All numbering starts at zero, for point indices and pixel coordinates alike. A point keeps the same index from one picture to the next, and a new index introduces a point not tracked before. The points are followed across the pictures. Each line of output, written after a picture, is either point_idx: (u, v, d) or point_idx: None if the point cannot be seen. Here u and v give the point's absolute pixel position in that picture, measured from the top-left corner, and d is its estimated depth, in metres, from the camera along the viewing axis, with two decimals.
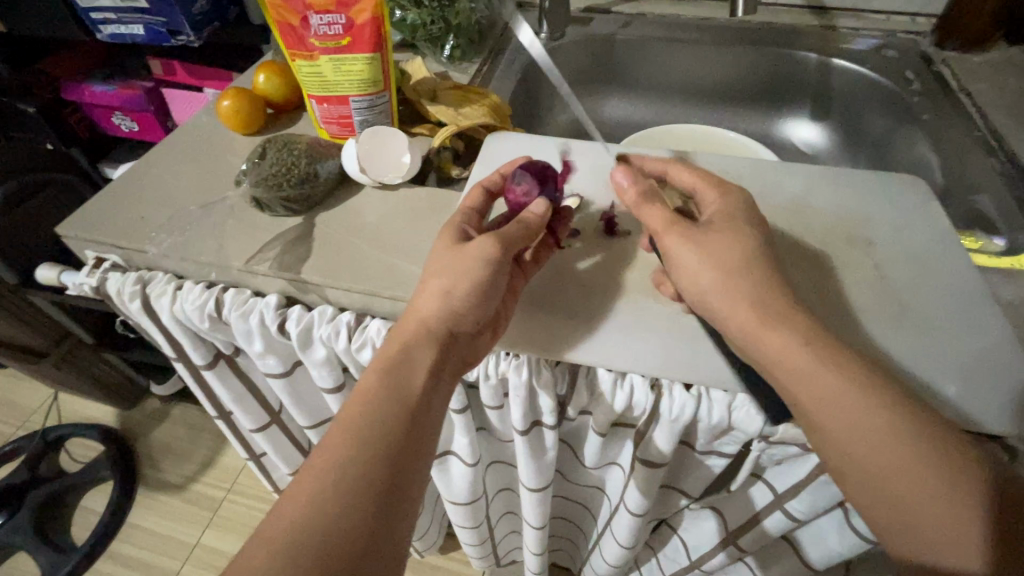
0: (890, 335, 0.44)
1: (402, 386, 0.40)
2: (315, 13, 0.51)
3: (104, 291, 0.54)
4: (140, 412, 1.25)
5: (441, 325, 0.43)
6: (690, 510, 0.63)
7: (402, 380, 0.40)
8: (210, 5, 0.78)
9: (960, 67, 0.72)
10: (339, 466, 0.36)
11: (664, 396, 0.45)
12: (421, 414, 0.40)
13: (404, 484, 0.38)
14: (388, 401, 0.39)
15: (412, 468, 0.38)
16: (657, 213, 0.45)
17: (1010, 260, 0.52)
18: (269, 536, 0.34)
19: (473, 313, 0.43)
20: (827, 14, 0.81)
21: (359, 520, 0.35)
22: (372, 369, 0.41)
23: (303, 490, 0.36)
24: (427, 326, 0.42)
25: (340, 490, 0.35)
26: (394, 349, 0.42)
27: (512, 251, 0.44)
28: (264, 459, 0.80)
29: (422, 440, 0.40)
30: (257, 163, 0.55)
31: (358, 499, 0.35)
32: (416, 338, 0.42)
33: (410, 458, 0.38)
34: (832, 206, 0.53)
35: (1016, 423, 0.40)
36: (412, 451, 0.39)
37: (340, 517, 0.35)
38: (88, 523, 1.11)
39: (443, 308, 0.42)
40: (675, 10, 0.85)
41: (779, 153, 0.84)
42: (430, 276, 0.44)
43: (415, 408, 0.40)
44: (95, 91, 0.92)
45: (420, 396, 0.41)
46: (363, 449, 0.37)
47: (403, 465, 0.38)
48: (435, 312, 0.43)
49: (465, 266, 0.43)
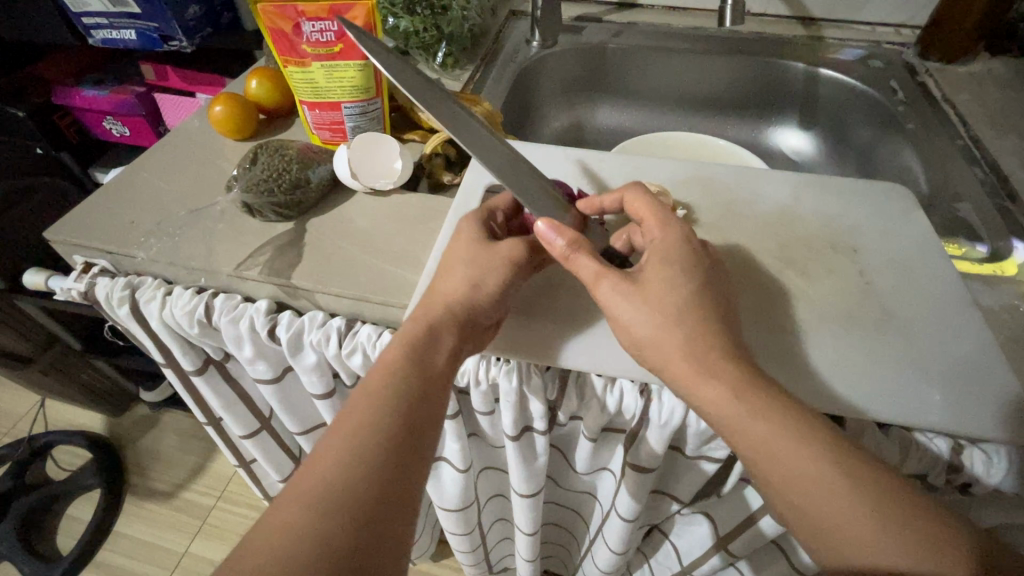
0: (873, 339, 0.45)
1: (417, 363, 0.40)
2: (307, 20, 0.51)
3: (92, 296, 0.54)
4: (128, 418, 1.24)
5: (459, 305, 0.43)
6: (681, 516, 0.63)
7: (417, 358, 0.40)
8: (203, 11, 0.78)
9: (943, 78, 0.74)
10: (360, 439, 0.35)
11: (654, 401, 0.45)
12: (441, 395, 0.40)
13: (418, 461, 0.36)
14: (400, 379, 0.39)
15: (430, 450, 0.37)
16: (590, 264, 0.41)
17: (992, 268, 0.53)
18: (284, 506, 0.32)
19: (490, 305, 0.44)
20: (813, 24, 0.83)
21: (380, 495, 0.34)
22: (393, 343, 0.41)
23: (319, 465, 0.34)
24: (444, 308, 0.42)
25: (360, 463, 0.34)
26: (410, 330, 0.42)
27: (517, 251, 0.45)
28: (255, 465, 0.79)
29: (439, 426, 0.39)
30: (248, 168, 0.55)
31: (379, 476, 0.34)
32: (434, 317, 0.42)
33: (427, 439, 0.37)
34: (819, 213, 0.54)
35: (997, 428, 0.41)
36: (431, 432, 0.38)
37: (362, 491, 0.33)
38: (74, 531, 1.09)
39: (463, 291, 0.43)
40: (666, 19, 0.86)
41: (769, 161, 0.85)
42: (450, 265, 0.45)
43: (436, 389, 0.40)
44: (86, 96, 0.91)
45: (440, 375, 0.40)
46: (383, 425, 0.36)
47: (423, 444, 0.37)
48: (452, 291, 0.43)
49: (491, 256, 0.44)
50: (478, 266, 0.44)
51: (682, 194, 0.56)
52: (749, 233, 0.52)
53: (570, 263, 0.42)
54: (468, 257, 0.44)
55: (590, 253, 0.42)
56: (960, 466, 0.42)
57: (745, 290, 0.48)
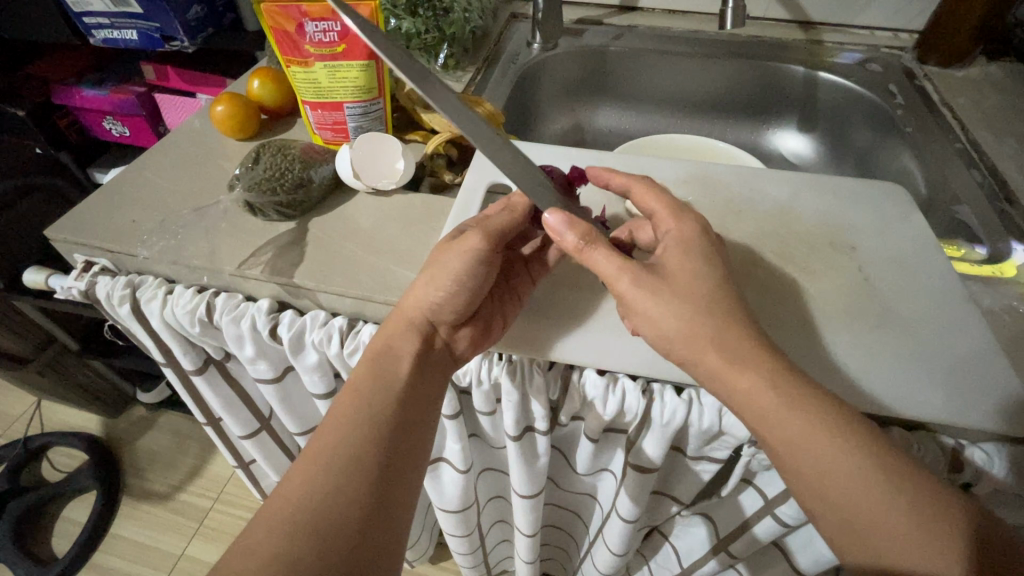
0: (875, 338, 0.45)
1: (389, 380, 0.42)
2: (311, 20, 0.51)
3: (93, 295, 0.54)
4: (125, 420, 1.23)
5: (424, 325, 0.44)
6: (681, 517, 0.63)
7: (388, 375, 0.42)
8: (205, 12, 0.78)
9: (941, 81, 0.74)
10: (335, 462, 0.37)
11: (656, 401, 0.45)
12: (416, 416, 0.41)
13: (395, 480, 0.38)
14: (376, 397, 0.41)
15: (406, 472, 0.39)
16: (610, 258, 0.42)
17: (991, 269, 0.53)
18: (262, 525, 0.34)
19: (454, 305, 0.44)
20: (812, 28, 0.83)
21: (357, 513, 0.35)
22: (360, 365, 0.42)
23: (297, 480, 0.36)
24: (414, 319, 0.44)
25: (336, 486, 0.36)
26: (381, 343, 0.43)
27: (483, 258, 0.44)
28: (253, 466, 0.79)
29: (417, 444, 0.41)
30: (250, 167, 0.55)
31: (354, 497, 0.36)
32: (400, 337, 0.44)
33: (403, 462, 0.39)
34: (819, 214, 0.54)
35: (997, 427, 0.41)
36: (406, 454, 0.40)
37: (338, 513, 0.35)
38: (70, 534, 1.09)
39: (428, 312, 0.44)
40: (665, 22, 0.87)
41: (769, 163, 0.85)
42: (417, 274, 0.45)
43: (409, 411, 0.41)
44: (87, 96, 0.91)
45: (412, 397, 0.42)
46: (357, 447, 0.38)
47: (399, 466, 0.39)
48: (417, 310, 0.44)
49: (449, 259, 0.44)
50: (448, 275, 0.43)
51: (683, 193, 0.56)
52: (750, 233, 0.53)
53: (584, 256, 0.42)
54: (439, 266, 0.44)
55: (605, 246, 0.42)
56: (961, 465, 0.42)
57: (747, 289, 0.48)
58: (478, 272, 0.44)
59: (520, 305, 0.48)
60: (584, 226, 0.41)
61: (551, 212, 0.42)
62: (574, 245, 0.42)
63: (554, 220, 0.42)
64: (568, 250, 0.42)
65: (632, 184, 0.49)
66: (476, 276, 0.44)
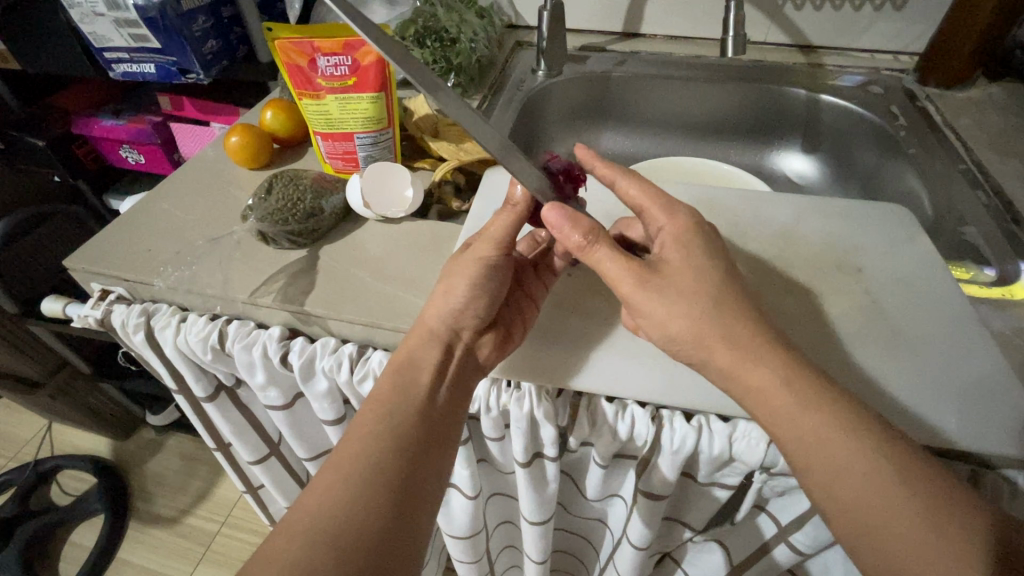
0: (885, 360, 0.45)
1: (409, 390, 0.42)
2: (323, 55, 0.54)
3: (108, 323, 0.55)
4: (134, 443, 1.24)
5: (446, 334, 0.45)
6: (694, 544, 0.62)
7: (409, 385, 0.43)
8: (220, 46, 0.81)
9: (942, 103, 0.75)
10: (358, 474, 0.37)
11: (665, 428, 0.45)
12: (439, 425, 0.42)
13: (422, 488, 0.39)
14: (400, 407, 0.41)
15: (426, 489, 0.39)
16: (614, 261, 0.43)
17: (1001, 291, 0.53)
18: (284, 534, 0.35)
19: (474, 311, 0.46)
20: (813, 52, 0.85)
21: (381, 519, 0.36)
22: (385, 375, 0.43)
23: (321, 486, 0.37)
24: (437, 328, 0.45)
25: (358, 493, 0.36)
26: (405, 354, 0.44)
27: (493, 266, 0.47)
28: (262, 491, 0.79)
29: (442, 451, 0.41)
30: (264, 198, 0.56)
31: (378, 504, 0.37)
32: (422, 347, 0.44)
33: (426, 478, 0.40)
34: (826, 237, 0.55)
35: (1014, 455, 0.40)
36: (430, 466, 0.40)
37: (357, 526, 0.35)
38: (77, 559, 1.08)
39: (449, 321, 0.46)
40: (667, 48, 0.88)
41: (773, 184, 0.86)
42: (440, 282, 0.47)
43: (430, 425, 0.42)
44: (105, 126, 0.94)
45: (436, 410, 0.43)
46: (379, 456, 0.38)
47: (423, 474, 0.40)
48: (439, 320, 0.45)
49: (463, 264, 0.47)
50: (472, 286, 0.46)
51: None
52: (758, 256, 0.53)
53: (588, 255, 0.43)
54: (466, 278, 0.46)
55: (608, 244, 0.43)
56: None
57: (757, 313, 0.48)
58: (493, 283, 0.47)
59: (538, 309, 0.50)
60: (586, 226, 0.43)
61: (552, 207, 0.43)
62: (580, 243, 0.43)
63: (553, 215, 0.43)
64: (571, 246, 0.44)
65: (615, 176, 0.48)
66: (490, 283, 0.46)
